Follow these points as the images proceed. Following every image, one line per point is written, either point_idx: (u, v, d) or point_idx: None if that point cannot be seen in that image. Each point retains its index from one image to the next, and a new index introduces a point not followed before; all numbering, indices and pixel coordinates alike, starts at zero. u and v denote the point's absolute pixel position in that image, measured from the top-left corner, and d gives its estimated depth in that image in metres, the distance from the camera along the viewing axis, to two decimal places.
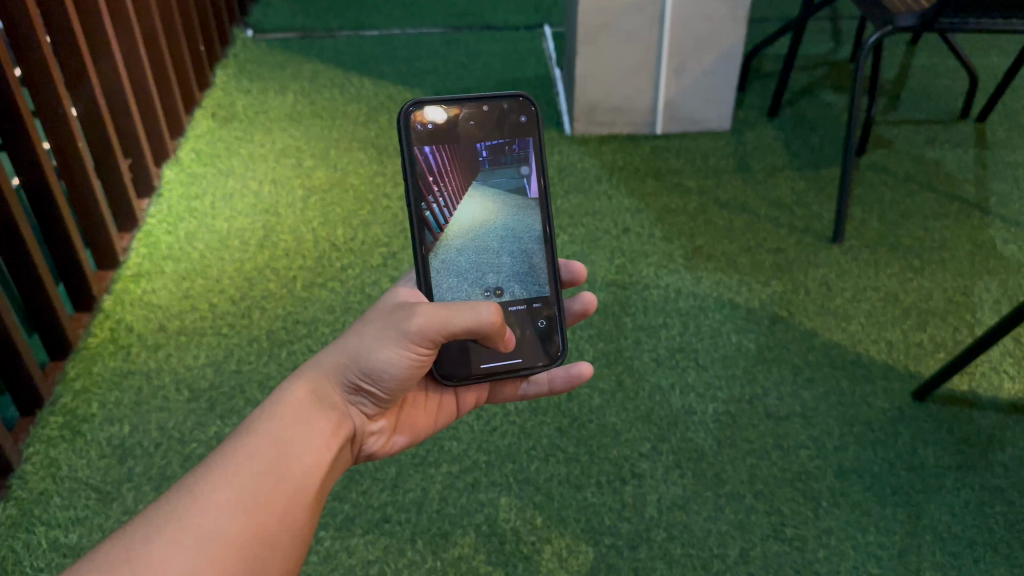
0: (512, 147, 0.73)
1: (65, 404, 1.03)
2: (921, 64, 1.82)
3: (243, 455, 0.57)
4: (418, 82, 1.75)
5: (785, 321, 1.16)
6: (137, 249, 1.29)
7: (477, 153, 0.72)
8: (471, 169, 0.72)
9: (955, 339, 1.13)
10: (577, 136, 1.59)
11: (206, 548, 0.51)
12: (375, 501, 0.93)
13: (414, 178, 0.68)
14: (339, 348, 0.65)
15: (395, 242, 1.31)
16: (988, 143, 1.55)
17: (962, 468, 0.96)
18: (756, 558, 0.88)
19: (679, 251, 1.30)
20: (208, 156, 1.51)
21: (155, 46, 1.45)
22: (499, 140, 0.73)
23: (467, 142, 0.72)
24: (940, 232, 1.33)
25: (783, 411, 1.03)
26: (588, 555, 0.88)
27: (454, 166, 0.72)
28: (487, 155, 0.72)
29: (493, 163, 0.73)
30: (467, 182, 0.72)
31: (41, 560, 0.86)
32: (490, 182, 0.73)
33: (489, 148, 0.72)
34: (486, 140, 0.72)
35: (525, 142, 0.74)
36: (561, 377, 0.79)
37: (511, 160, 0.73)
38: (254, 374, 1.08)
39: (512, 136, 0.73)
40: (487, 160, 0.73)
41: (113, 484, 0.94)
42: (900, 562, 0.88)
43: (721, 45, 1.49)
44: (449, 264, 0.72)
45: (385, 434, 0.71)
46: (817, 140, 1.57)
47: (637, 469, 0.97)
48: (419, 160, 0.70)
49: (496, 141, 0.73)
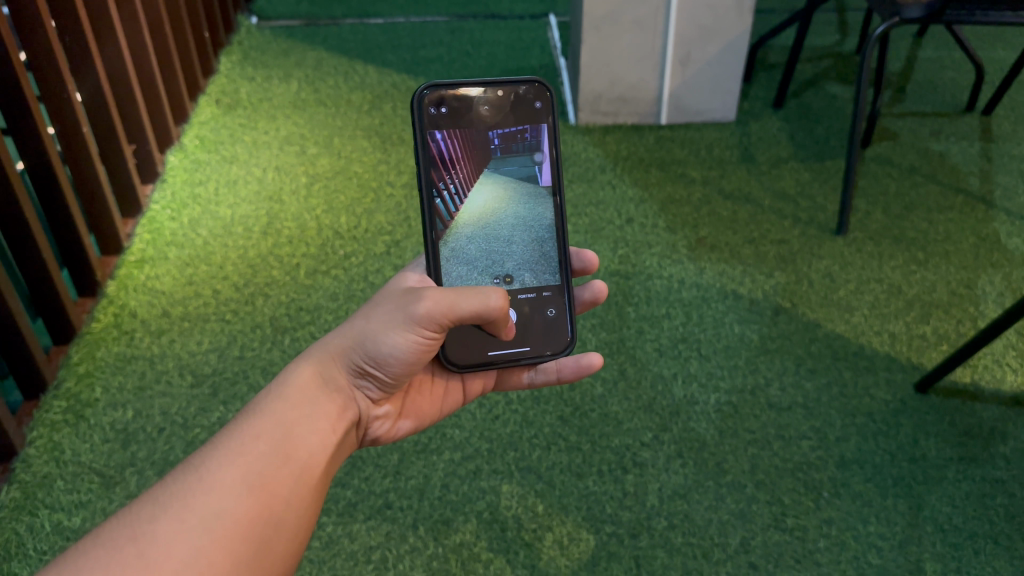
0: (524, 135, 0.73)
1: (68, 388, 1.03)
2: (926, 57, 1.82)
3: (248, 434, 0.57)
4: (423, 70, 1.75)
5: (787, 312, 1.16)
6: (141, 234, 1.29)
7: (489, 140, 0.72)
8: (483, 157, 0.72)
9: (958, 331, 1.13)
10: (581, 125, 1.59)
11: (211, 526, 0.51)
12: (377, 487, 0.93)
13: (425, 165, 0.68)
14: (346, 331, 0.65)
15: (399, 230, 1.31)
16: (994, 136, 1.55)
17: (963, 460, 0.97)
18: (757, 548, 0.88)
19: (682, 242, 1.30)
20: (212, 143, 1.51)
21: (160, 32, 1.45)
22: (511, 128, 0.72)
23: (479, 128, 0.72)
24: (944, 224, 1.32)
25: (784, 402, 1.03)
26: (589, 543, 0.89)
27: (466, 153, 0.71)
28: (499, 143, 0.72)
29: (505, 151, 0.73)
30: (479, 169, 0.72)
31: (45, 543, 0.86)
32: (502, 170, 0.73)
33: (501, 136, 0.72)
34: (499, 128, 0.72)
35: (538, 130, 0.73)
36: (570, 367, 0.79)
37: (524, 148, 0.73)
38: (257, 360, 1.08)
39: (525, 123, 0.73)
40: (498, 148, 0.72)
41: (117, 468, 0.94)
42: (900, 553, 0.88)
43: (726, 36, 1.49)
44: (459, 253, 0.72)
45: (390, 418, 0.71)
46: (822, 131, 1.57)
47: (638, 459, 0.97)
48: (430, 146, 0.69)
49: (509, 129, 0.72)
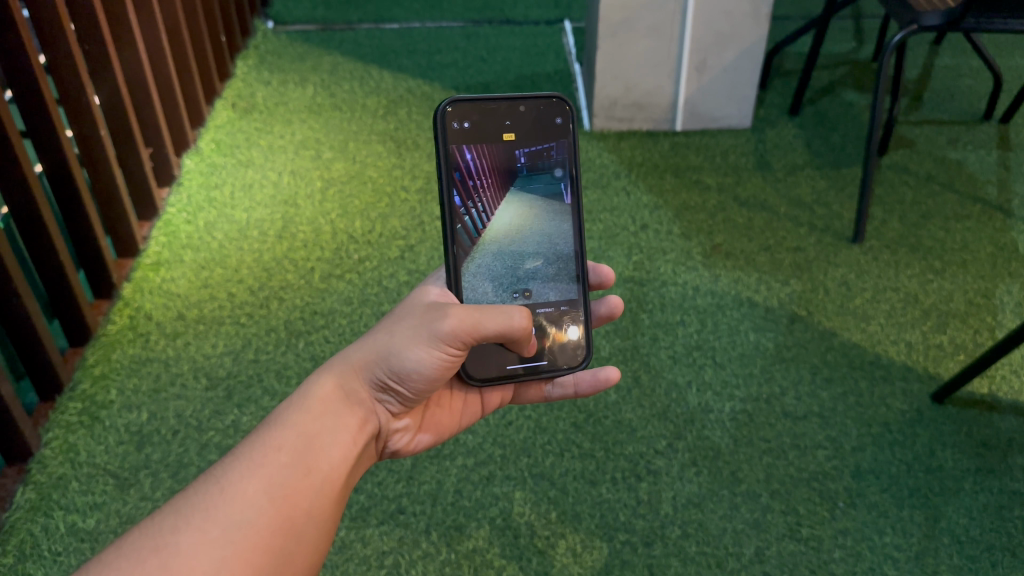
0: (550, 153, 0.73)
1: (84, 390, 1.04)
2: (943, 64, 1.81)
3: (270, 446, 0.57)
4: (437, 75, 1.76)
5: (804, 320, 1.16)
6: (157, 237, 1.30)
7: (515, 158, 0.72)
8: (508, 174, 0.72)
9: (975, 341, 1.13)
10: (596, 131, 1.59)
11: (233, 538, 0.52)
12: (390, 492, 0.93)
13: (452, 184, 0.69)
14: (368, 345, 0.65)
15: (413, 234, 1.31)
16: (1011, 145, 1.53)
17: (981, 471, 0.96)
18: (771, 558, 0.88)
19: (697, 249, 1.29)
20: (228, 146, 1.52)
21: (178, 36, 1.46)
22: (537, 146, 0.73)
23: (505, 146, 0.72)
24: (961, 233, 1.32)
25: (800, 410, 1.03)
26: (602, 551, 0.88)
27: (492, 171, 0.72)
28: (525, 162, 0.72)
29: (530, 168, 0.73)
30: (505, 188, 0.72)
31: (59, 544, 0.86)
32: (527, 187, 0.73)
33: (527, 155, 0.72)
34: (524, 146, 0.72)
35: (561, 146, 0.74)
36: (587, 381, 0.79)
37: (548, 166, 0.74)
38: (271, 363, 1.08)
39: (550, 140, 0.73)
40: (525, 167, 0.73)
41: (131, 470, 0.94)
42: (917, 564, 0.87)
43: (742, 42, 1.49)
44: (484, 269, 0.72)
45: (410, 431, 0.71)
46: (838, 138, 1.56)
47: (652, 467, 0.96)
48: (457, 163, 0.70)
49: (535, 147, 0.73)
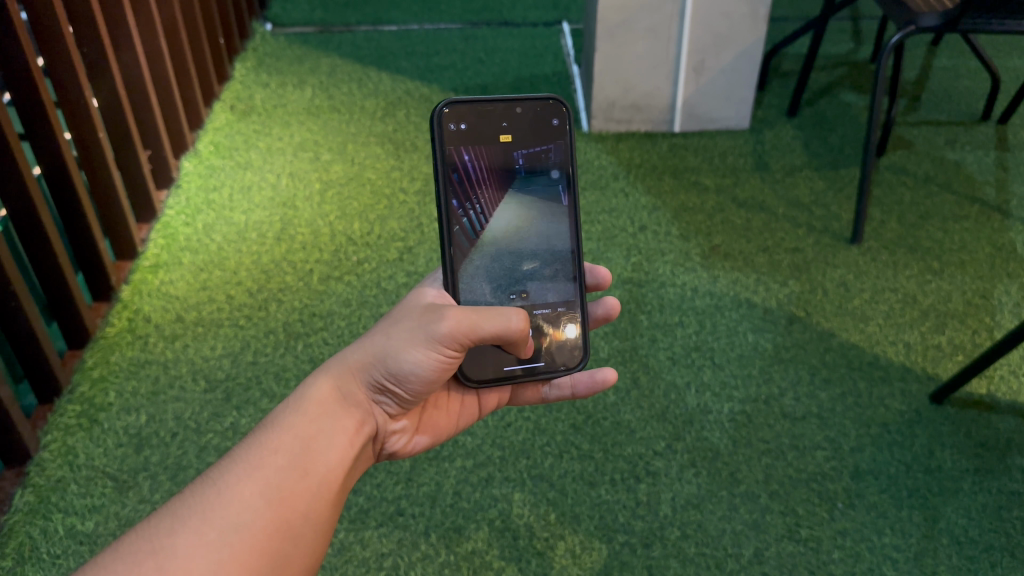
0: (548, 155, 0.74)
1: (83, 392, 1.03)
2: (940, 65, 1.81)
3: (267, 448, 0.57)
4: (436, 77, 1.76)
5: (802, 320, 1.16)
6: (155, 239, 1.30)
7: (512, 161, 0.72)
8: (507, 175, 0.72)
9: (973, 341, 1.13)
10: (594, 132, 1.59)
11: (230, 540, 0.52)
12: (389, 494, 0.93)
13: (450, 184, 0.69)
14: (365, 347, 0.65)
15: (411, 236, 1.31)
16: (1009, 145, 1.54)
17: (979, 471, 0.96)
18: (771, 558, 0.88)
19: (695, 250, 1.29)
20: (227, 148, 1.52)
21: (176, 37, 1.46)
22: (534, 147, 0.73)
23: (503, 147, 0.72)
24: (959, 234, 1.32)
25: (799, 411, 1.03)
26: (601, 552, 0.88)
27: (490, 172, 0.72)
28: (523, 163, 0.73)
29: (529, 169, 0.73)
30: (503, 189, 0.72)
31: (58, 547, 0.86)
32: (525, 189, 0.73)
33: (526, 157, 0.73)
34: (523, 149, 0.72)
35: (559, 147, 0.74)
36: (584, 383, 0.79)
37: (546, 168, 0.74)
38: (270, 365, 1.08)
39: (547, 142, 0.73)
40: (523, 168, 0.73)
41: (130, 473, 0.94)
42: (916, 564, 0.87)
43: (740, 43, 1.49)
44: (482, 271, 0.72)
45: (407, 433, 0.71)
46: (836, 139, 1.56)
47: (651, 468, 0.96)
48: (454, 164, 0.70)
49: (533, 149, 0.73)
